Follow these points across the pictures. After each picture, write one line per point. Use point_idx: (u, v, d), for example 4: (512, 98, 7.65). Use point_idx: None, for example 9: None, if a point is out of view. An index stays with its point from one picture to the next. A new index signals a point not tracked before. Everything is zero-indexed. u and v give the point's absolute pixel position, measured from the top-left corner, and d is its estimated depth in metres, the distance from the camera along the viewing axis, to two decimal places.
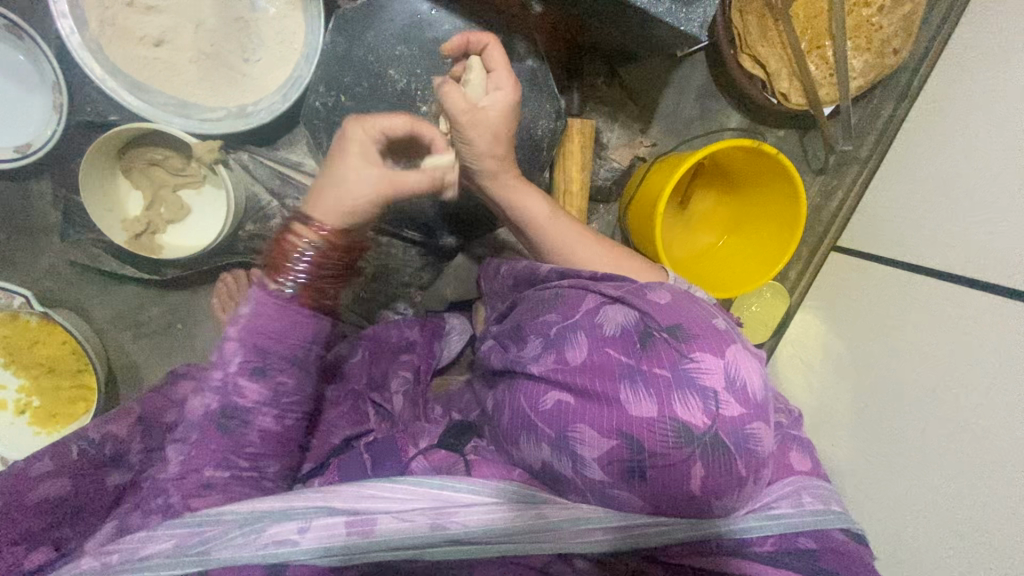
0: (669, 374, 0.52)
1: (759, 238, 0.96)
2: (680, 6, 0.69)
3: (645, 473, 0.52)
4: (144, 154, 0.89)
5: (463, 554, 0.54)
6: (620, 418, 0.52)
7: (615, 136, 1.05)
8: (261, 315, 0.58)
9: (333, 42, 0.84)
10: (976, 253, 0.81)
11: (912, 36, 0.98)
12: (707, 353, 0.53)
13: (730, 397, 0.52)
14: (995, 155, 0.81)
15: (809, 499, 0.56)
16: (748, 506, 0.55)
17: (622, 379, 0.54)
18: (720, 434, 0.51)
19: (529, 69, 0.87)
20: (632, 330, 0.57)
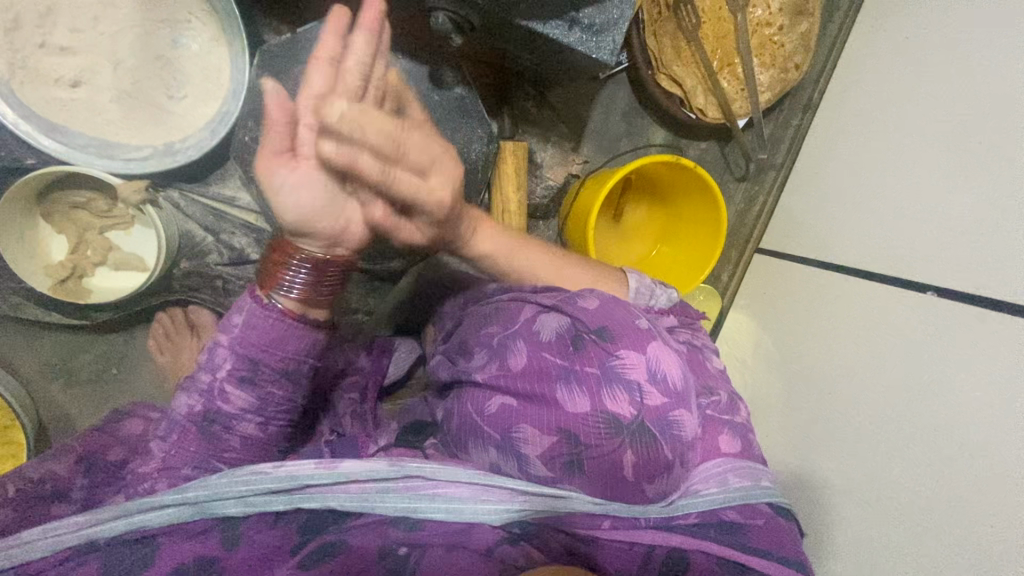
0: (598, 372, 0.59)
1: (688, 245, 1.02)
2: (590, 36, 0.74)
3: (583, 463, 0.57)
4: (68, 197, 0.87)
5: (414, 501, 0.53)
6: (557, 415, 0.58)
7: (549, 155, 1.07)
8: (252, 326, 0.58)
9: (260, 77, 0.85)
10: (877, 248, 0.89)
11: (810, 52, 1.07)
12: (630, 351, 0.60)
13: (653, 388, 0.59)
14: (888, 157, 0.91)
15: (735, 478, 0.58)
16: (682, 489, 0.58)
17: (558, 379, 0.60)
18: (645, 422, 0.57)
19: (457, 96, 0.91)
20: (566, 333, 0.63)
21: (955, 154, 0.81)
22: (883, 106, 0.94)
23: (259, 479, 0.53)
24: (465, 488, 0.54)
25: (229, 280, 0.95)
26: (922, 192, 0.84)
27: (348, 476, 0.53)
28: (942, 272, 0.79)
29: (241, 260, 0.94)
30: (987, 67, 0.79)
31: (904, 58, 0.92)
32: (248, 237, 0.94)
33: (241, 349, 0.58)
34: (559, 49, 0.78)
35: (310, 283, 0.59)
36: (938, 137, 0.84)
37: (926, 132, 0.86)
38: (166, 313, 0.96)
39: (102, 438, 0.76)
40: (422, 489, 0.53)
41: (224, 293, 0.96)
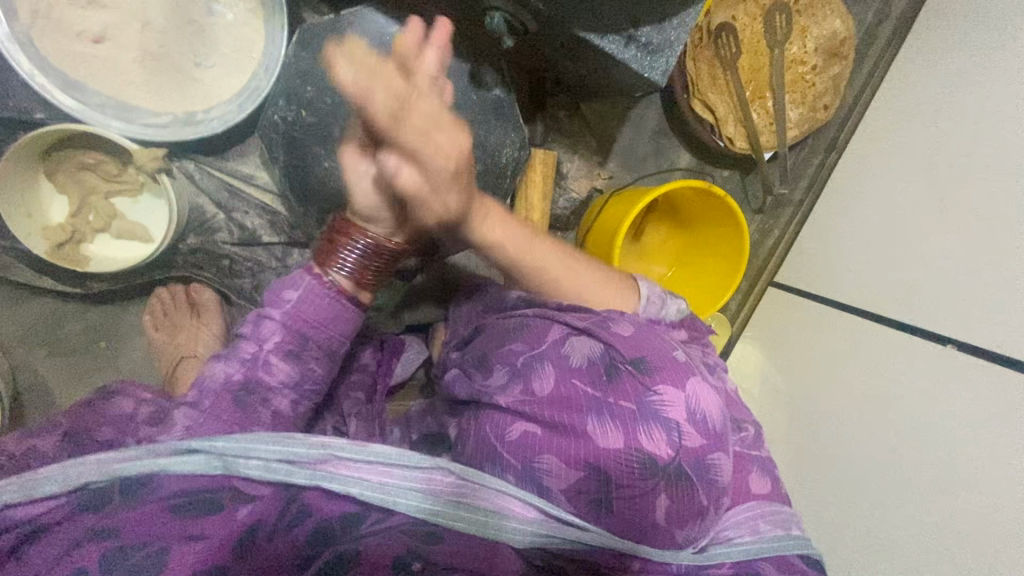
0: (634, 407, 0.58)
1: (706, 271, 1.02)
2: (643, 54, 0.73)
3: (612, 503, 0.55)
4: (76, 156, 0.82)
5: (434, 507, 0.51)
6: (587, 449, 0.56)
7: (574, 167, 1.07)
8: (308, 301, 0.68)
9: (296, 56, 0.81)
10: (892, 295, 0.90)
11: (840, 94, 1.09)
12: (668, 386, 0.59)
13: (691, 428, 0.57)
14: (908, 202, 0.91)
15: (767, 526, 0.57)
16: (711, 535, 0.56)
17: (588, 412, 0.58)
18: (682, 463, 0.56)
19: (495, 97, 0.89)
20: (598, 364, 0.61)
21: (972, 202, 0.82)
22: (906, 149, 0.95)
23: (287, 445, 0.52)
24: (490, 491, 0.53)
25: (237, 261, 0.92)
26: (940, 239, 0.85)
27: (381, 457, 0.52)
28: (954, 321, 0.80)
29: (251, 242, 0.91)
30: (1003, 114, 0.80)
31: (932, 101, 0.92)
32: (261, 219, 0.91)
33: (291, 322, 0.67)
34: (609, 63, 0.77)
35: (359, 266, 0.71)
36: (953, 183, 0.85)
37: (948, 181, 0.86)
38: (166, 289, 0.90)
39: (89, 417, 0.71)
40: (446, 494, 0.52)
41: (229, 274, 0.92)
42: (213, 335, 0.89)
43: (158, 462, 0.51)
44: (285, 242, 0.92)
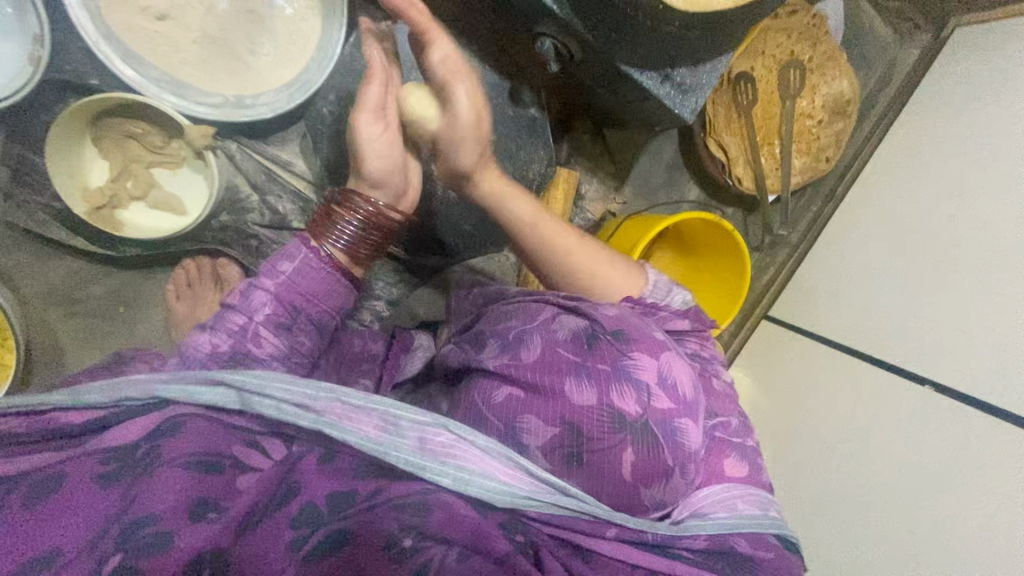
0: (610, 369, 0.61)
1: (707, 298, 1.09)
2: (677, 92, 0.80)
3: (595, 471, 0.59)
4: (122, 125, 0.84)
5: (422, 460, 0.52)
6: (564, 407, 0.60)
7: (592, 189, 1.13)
8: (304, 274, 0.66)
9: (350, 58, 0.86)
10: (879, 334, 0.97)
11: (840, 148, 1.17)
12: (644, 355, 0.62)
13: (661, 392, 0.61)
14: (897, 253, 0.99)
15: (743, 505, 0.60)
16: (676, 501, 0.60)
17: (568, 378, 0.61)
18: (650, 422, 0.60)
19: (530, 116, 0.95)
20: (583, 334, 0.64)
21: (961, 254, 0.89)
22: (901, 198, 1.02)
23: (294, 393, 0.54)
24: (477, 453, 0.53)
25: (265, 244, 0.94)
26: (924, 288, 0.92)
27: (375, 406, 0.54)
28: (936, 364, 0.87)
29: (282, 226, 0.93)
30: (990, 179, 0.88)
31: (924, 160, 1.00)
32: (294, 205, 0.93)
33: (284, 294, 0.66)
34: (643, 96, 0.83)
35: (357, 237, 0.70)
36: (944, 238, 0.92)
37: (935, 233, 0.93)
38: (193, 262, 0.93)
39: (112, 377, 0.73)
40: (434, 449, 0.53)
41: (255, 255, 0.94)
42: None
43: (189, 389, 0.55)
44: None
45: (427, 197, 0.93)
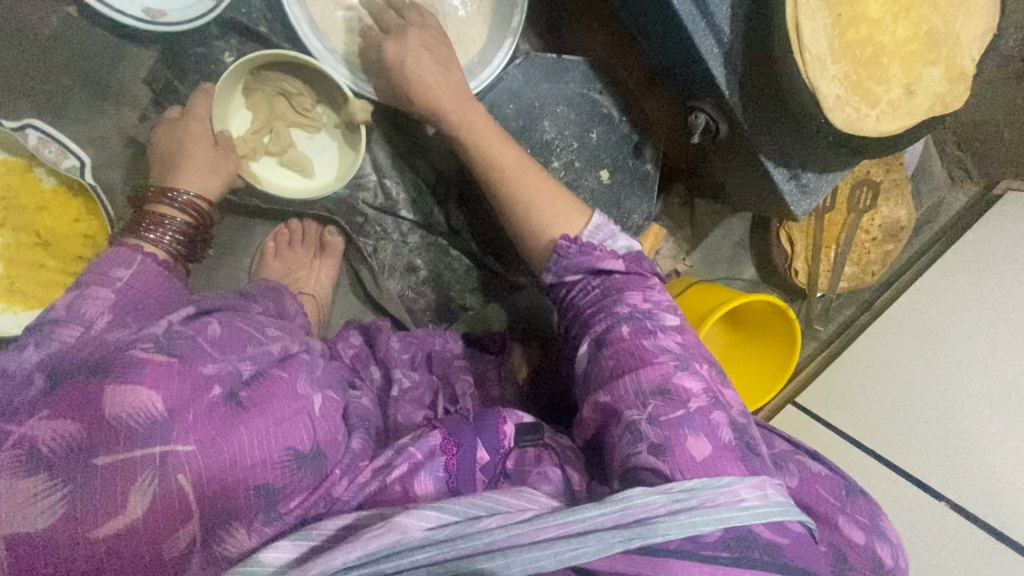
0: (868, 520, 0.64)
1: (747, 374, 1.15)
2: (797, 192, 0.87)
3: (773, 515, 0.51)
4: (278, 81, 0.85)
5: (452, 540, 0.45)
6: (668, 380, 0.60)
7: (666, 248, 1.21)
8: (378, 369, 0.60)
9: (509, 78, 0.92)
10: (945, 418, 1.05)
11: (884, 266, 1.30)
12: (885, 518, 0.66)
13: (891, 549, 0.64)
14: (922, 344, 1.14)
15: (750, 490, 0.51)
16: (710, 502, 0.50)
17: (670, 360, 0.61)
18: (891, 564, 0.63)
19: (646, 171, 0.99)
20: (838, 482, 0.67)
21: (987, 361, 1.05)
22: (923, 301, 1.19)
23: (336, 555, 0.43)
24: (509, 531, 0.46)
25: (369, 223, 0.97)
26: (977, 393, 1.04)
27: (395, 527, 0.46)
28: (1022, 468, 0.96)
29: (389, 211, 0.97)
30: (961, 293, 1.15)
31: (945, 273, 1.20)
32: (407, 195, 0.97)
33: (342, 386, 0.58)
34: (765, 188, 0.90)
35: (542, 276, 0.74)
36: (972, 343, 1.08)
37: (938, 325, 1.14)
38: (301, 224, 0.94)
39: None
40: (473, 546, 0.44)
41: (358, 231, 0.96)
42: (326, 277, 0.94)
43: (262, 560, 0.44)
44: (416, 221, 0.98)
45: None
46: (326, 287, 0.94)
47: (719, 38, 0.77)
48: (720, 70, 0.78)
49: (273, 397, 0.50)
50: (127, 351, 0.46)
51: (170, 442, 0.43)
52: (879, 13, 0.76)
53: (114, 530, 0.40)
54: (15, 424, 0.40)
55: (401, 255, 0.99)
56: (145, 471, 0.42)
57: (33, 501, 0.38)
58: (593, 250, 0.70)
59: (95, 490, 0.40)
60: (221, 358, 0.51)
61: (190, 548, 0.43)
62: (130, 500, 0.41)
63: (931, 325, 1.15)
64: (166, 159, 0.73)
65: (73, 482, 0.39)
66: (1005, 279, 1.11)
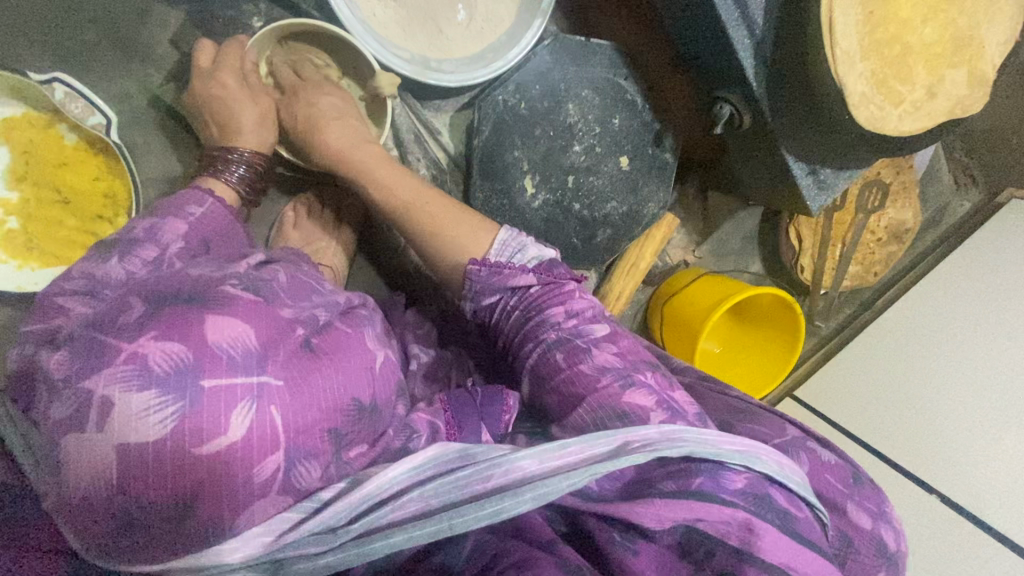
0: (876, 509, 0.67)
1: (749, 363, 1.18)
2: (814, 188, 0.89)
3: (782, 485, 0.53)
4: (306, 51, 0.85)
5: (487, 471, 0.46)
6: (615, 400, 0.59)
7: (677, 238, 1.22)
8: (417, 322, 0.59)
9: (537, 58, 0.92)
10: (947, 410, 1.08)
11: (886, 266, 1.33)
12: (891, 509, 0.68)
13: (895, 537, 0.66)
14: (923, 340, 1.17)
15: (761, 458, 0.53)
16: (725, 456, 0.52)
17: (612, 380, 0.60)
18: (895, 551, 0.65)
19: (665, 158, 1.00)
20: (848, 473, 0.69)
21: (985, 362, 1.08)
22: (923, 300, 1.22)
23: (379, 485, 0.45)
24: (543, 457, 0.46)
25: None
26: (973, 394, 1.07)
27: (431, 459, 0.47)
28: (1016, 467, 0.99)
29: None
30: (962, 297, 1.17)
31: (945, 274, 1.23)
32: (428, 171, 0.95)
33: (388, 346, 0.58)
34: (783, 183, 0.91)
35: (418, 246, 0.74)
36: (971, 344, 1.11)
37: (940, 322, 1.17)
38: (321, 195, 0.94)
39: None
40: (507, 475, 0.46)
41: None
42: (342, 249, 0.93)
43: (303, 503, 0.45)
44: None
45: (555, 207, 0.96)
46: (342, 258, 0.93)
47: (752, 29, 0.78)
48: (750, 61, 0.79)
49: (345, 346, 0.52)
50: (220, 286, 0.49)
51: (264, 374, 0.46)
52: (909, 12, 0.77)
53: (220, 448, 0.43)
54: (125, 342, 0.44)
55: None
56: (242, 404, 0.44)
57: (148, 411, 0.42)
58: (502, 269, 0.69)
59: (200, 409, 0.43)
60: (295, 303, 0.52)
61: (273, 476, 0.45)
62: (231, 422, 0.44)
63: (930, 326, 1.18)
64: (228, 97, 0.74)
65: (183, 399, 0.43)
66: (1005, 285, 1.14)
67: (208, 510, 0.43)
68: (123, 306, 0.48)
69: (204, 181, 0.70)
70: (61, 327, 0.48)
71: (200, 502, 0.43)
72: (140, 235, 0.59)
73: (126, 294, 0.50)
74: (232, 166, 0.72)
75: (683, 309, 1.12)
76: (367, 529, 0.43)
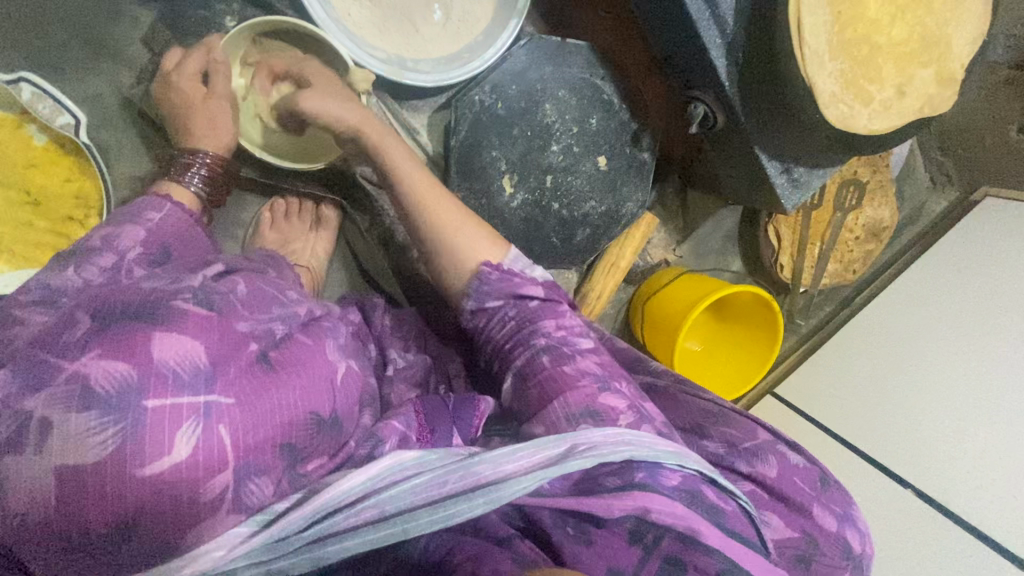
0: (841, 509, 0.68)
1: (729, 360, 1.19)
2: (788, 187, 0.89)
3: (718, 484, 0.56)
4: (278, 51, 0.84)
5: (444, 476, 0.46)
6: (592, 401, 0.60)
7: (658, 239, 1.23)
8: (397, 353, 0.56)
9: (514, 59, 0.92)
10: (920, 406, 1.09)
11: (864, 265, 1.34)
12: (857, 509, 0.70)
13: (858, 536, 0.68)
14: (894, 339, 1.19)
15: (700, 458, 0.56)
16: (676, 455, 0.53)
17: (591, 382, 0.62)
18: (857, 550, 0.67)
19: (642, 159, 1.01)
20: (816, 473, 0.70)
21: (955, 363, 1.10)
22: (895, 302, 1.24)
23: (335, 491, 0.45)
24: (498, 464, 0.47)
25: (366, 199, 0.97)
26: (947, 396, 1.08)
27: (383, 465, 0.47)
28: (987, 467, 1.00)
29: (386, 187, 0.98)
30: (934, 299, 1.19)
31: (915, 276, 1.26)
32: None
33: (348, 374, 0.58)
34: (758, 182, 0.92)
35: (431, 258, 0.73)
36: (942, 345, 1.13)
37: (908, 322, 1.19)
38: (298, 197, 0.94)
39: None
40: (462, 480, 0.46)
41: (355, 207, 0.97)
42: (321, 250, 0.92)
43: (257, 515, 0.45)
44: None
45: (534, 208, 0.96)
46: (321, 260, 0.93)
47: (722, 29, 0.79)
48: (721, 61, 0.80)
49: (302, 363, 0.52)
50: (173, 302, 0.48)
51: (213, 393, 0.44)
52: (877, 13, 0.78)
53: (164, 468, 0.42)
54: (67, 363, 0.42)
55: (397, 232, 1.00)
56: (190, 419, 0.43)
57: (89, 434, 0.40)
58: (513, 276, 0.69)
59: (144, 430, 0.41)
60: (251, 317, 0.53)
61: (222, 495, 0.44)
62: (176, 444, 0.42)
63: (903, 328, 1.19)
64: (189, 107, 0.75)
65: (125, 420, 0.41)
66: (974, 285, 1.15)
67: (155, 531, 0.42)
68: (85, 307, 0.48)
69: (163, 185, 0.70)
70: (20, 331, 0.47)
71: (142, 527, 0.42)
72: (107, 237, 0.58)
73: (90, 296, 0.49)
74: (191, 170, 0.72)
75: (664, 311, 1.12)
76: (321, 537, 0.42)
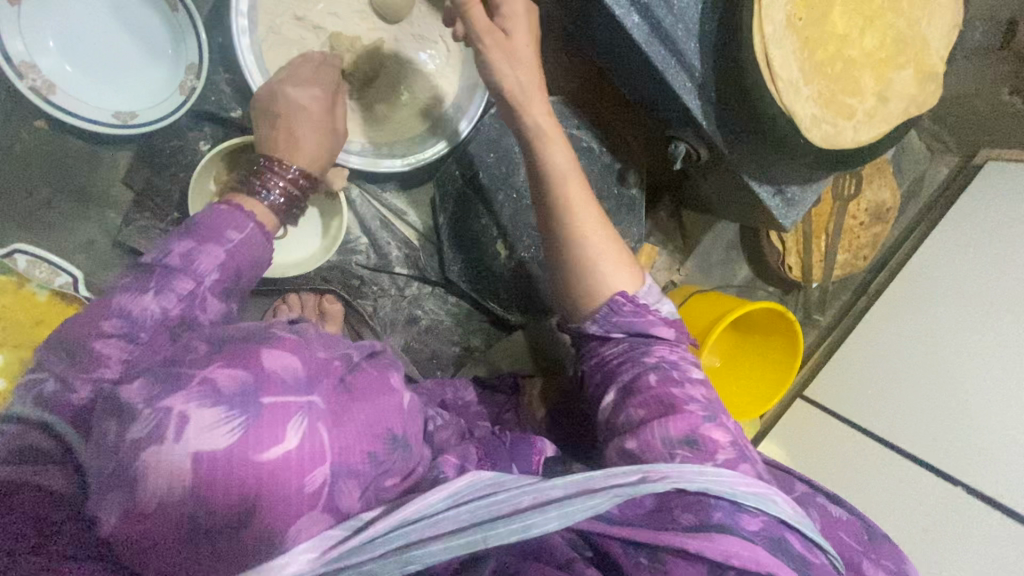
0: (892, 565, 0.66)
1: (752, 373, 1.18)
2: (782, 206, 0.88)
3: (798, 532, 0.52)
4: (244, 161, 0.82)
5: (521, 492, 0.47)
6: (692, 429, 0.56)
7: (660, 262, 1.21)
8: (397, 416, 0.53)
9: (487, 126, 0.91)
10: (955, 373, 1.08)
11: (874, 248, 1.32)
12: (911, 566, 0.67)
13: None
14: (924, 304, 1.18)
15: (787, 502, 0.53)
16: (757, 486, 0.52)
17: (699, 411, 0.57)
18: None
19: (633, 196, 1.00)
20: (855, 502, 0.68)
21: (991, 324, 1.07)
22: (920, 264, 1.23)
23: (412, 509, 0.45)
24: (576, 480, 0.48)
25: (365, 284, 0.98)
26: (983, 359, 1.05)
27: (458, 487, 0.48)
28: None
29: (384, 269, 0.98)
30: (964, 257, 1.16)
31: (938, 234, 1.24)
32: (400, 251, 0.98)
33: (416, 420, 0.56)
34: (751, 204, 0.91)
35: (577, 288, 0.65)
36: (976, 305, 1.10)
37: (935, 283, 1.18)
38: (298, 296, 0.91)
39: None
40: (543, 495, 0.47)
41: (356, 294, 0.97)
42: None
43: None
44: (412, 275, 0.99)
45: (532, 265, 0.97)
46: None
47: (691, 73, 0.78)
48: (695, 103, 0.79)
49: (374, 390, 0.51)
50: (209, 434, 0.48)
51: (312, 396, 0.47)
52: (844, 28, 0.76)
53: (278, 454, 0.44)
54: (196, 370, 0.46)
55: (403, 312, 1.00)
56: (296, 415, 0.46)
57: (217, 425, 0.43)
58: (647, 311, 0.63)
59: (262, 424, 0.44)
60: None
61: (321, 489, 0.46)
62: (288, 433, 0.45)
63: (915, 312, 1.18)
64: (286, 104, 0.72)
65: (245, 415, 0.44)
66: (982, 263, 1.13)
67: (266, 523, 0.44)
68: None
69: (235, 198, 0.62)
70: None
71: (254, 519, 0.44)
72: None
73: None
74: (269, 182, 0.64)
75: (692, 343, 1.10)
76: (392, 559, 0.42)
